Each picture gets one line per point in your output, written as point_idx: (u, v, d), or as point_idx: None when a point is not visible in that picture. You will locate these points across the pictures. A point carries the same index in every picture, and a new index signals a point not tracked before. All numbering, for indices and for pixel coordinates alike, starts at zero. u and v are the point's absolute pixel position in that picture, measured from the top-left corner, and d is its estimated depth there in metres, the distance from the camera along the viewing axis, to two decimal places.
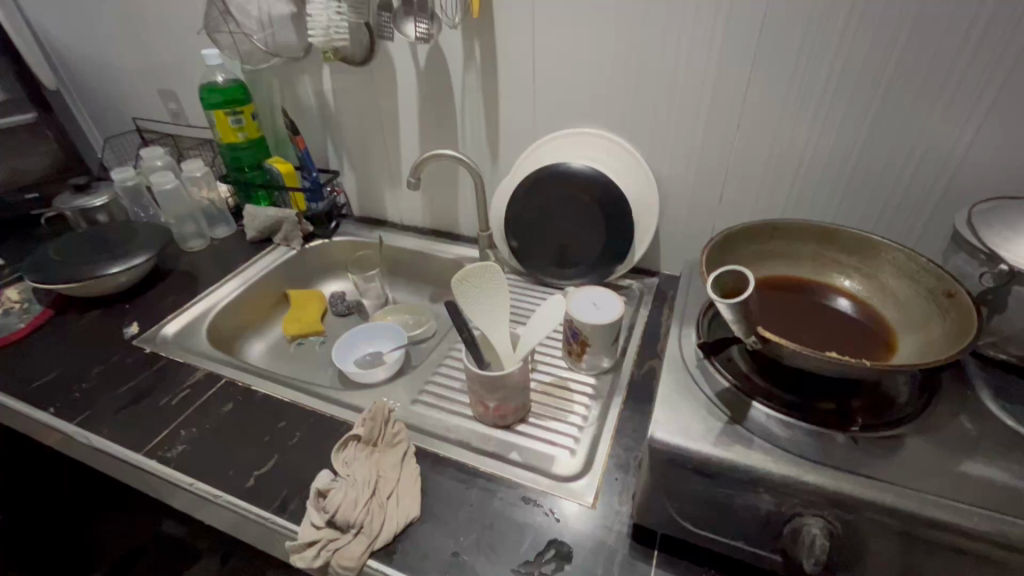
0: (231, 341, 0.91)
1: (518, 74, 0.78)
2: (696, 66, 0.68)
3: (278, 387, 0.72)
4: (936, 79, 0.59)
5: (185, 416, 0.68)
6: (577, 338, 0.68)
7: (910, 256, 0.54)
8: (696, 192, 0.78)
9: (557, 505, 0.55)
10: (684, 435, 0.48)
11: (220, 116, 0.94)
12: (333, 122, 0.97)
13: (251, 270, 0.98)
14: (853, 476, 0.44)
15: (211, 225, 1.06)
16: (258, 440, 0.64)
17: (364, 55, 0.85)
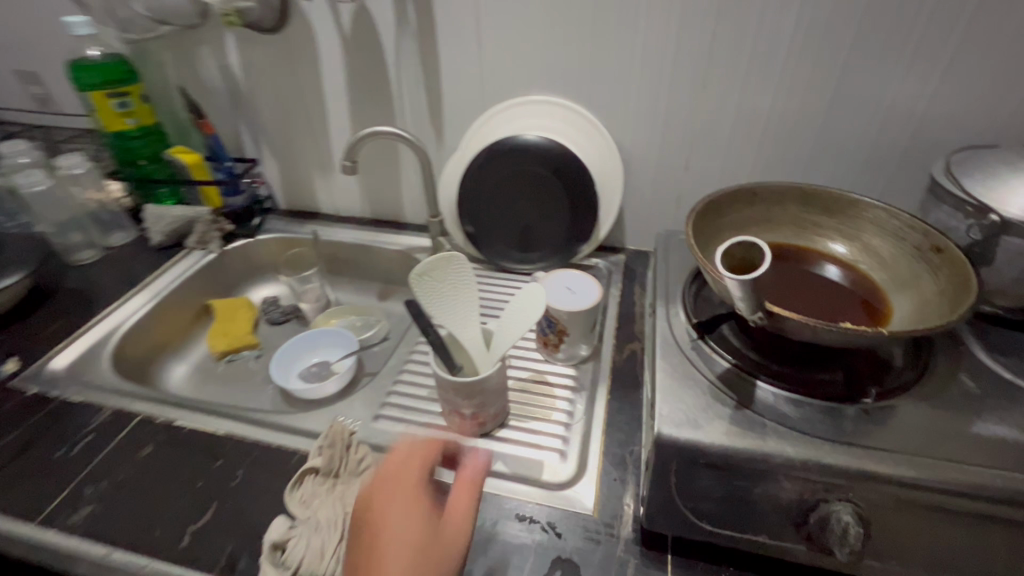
0: (143, 367, 0.77)
1: (460, 37, 0.69)
2: (657, 21, 0.63)
3: (208, 419, 0.60)
4: (902, 28, 0.57)
5: (91, 467, 0.56)
6: (554, 328, 0.62)
7: (891, 214, 0.53)
8: (660, 161, 0.73)
9: (556, 518, 0.49)
10: (692, 428, 0.43)
11: (100, 99, 0.78)
12: (244, 102, 0.83)
13: (161, 281, 0.83)
14: (874, 453, 0.41)
15: (104, 231, 0.89)
16: (190, 486, 0.53)
17: (275, 19, 0.72)
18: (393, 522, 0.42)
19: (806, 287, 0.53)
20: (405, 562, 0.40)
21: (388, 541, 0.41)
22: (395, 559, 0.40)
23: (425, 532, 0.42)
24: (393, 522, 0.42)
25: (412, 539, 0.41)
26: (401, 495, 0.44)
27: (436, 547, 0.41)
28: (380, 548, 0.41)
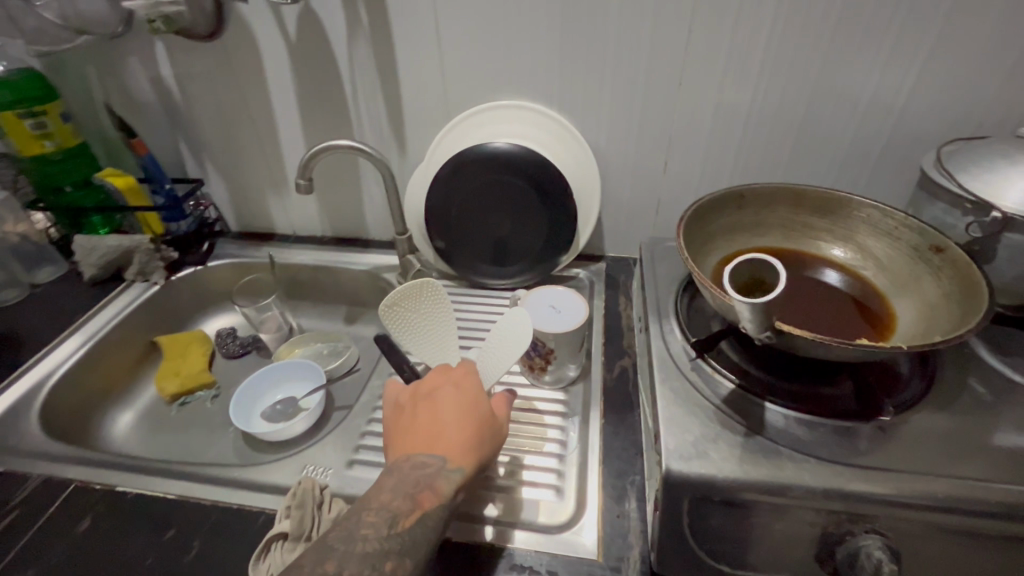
0: (82, 419, 0.68)
1: (418, 39, 0.64)
2: (629, 17, 0.59)
3: (156, 480, 0.53)
4: (881, 18, 0.55)
5: (15, 552, 0.48)
6: (539, 351, 0.58)
7: (886, 213, 0.50)
8: (638, 163, 0.70)
9: (557, 568, 0.45)
10: (702, 462, 0.40)
11: (11, 120, 0.69)
12: (182, 117, 0.75)
13: (98, 320, 0.74)
14: (897, 476, 0.38)
15: (28, 267, 0.80)
16: (136, 565, 0.46)
17: (210, 25, 0.65)
18: (460, 397, 0.46)
19: (803, 294, 0.50)
20: (473, 436, 0.44)
21: (455, 416, 0.45)
22: (461, 433, 0.44)
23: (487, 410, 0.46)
24: (457, 399, 0.46)
25: (478, 414, 0.45)
26: (461, 379, 0.47)
27: (495, 427, 0.46)
28: (442, 421, 0.45)
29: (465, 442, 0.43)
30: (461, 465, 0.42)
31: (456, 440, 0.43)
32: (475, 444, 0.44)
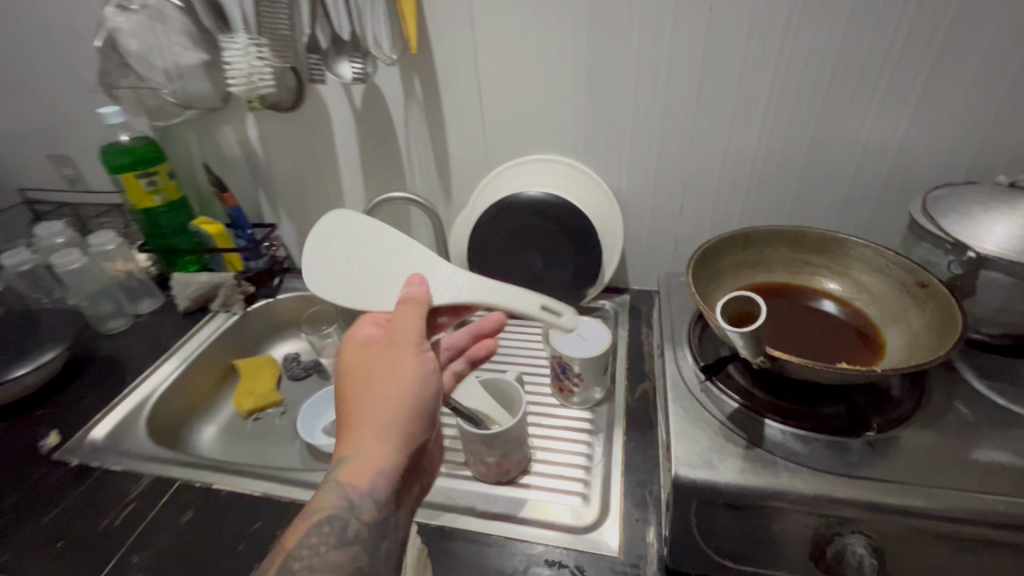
0: (175, 431, 0.80)
1: (463, 105, 0.75)
2: (645, 84, 0.68)
3: (245, 481, 0.63)
4: (868, 81, 0.62)
5: (135, 536, 0.58)
6: (568, 374, 0.65)
7: (877, 252, 0.56)
8: (657, 206, 0.78)
9: (585, 562, 0.51)
10: (708, 469, 0.46)
11: (131, 180, 0.83)
12: (263, 172, 0.89)
13: (188, 346, 0.87)
14: (881, 484, 0.43)
15: (132, 299, 0.94)
16: (231, 550, 0.56)
17: (292, 99, 0.78)
18: (346, 373, 0.45)
19: (801, 322, 0.56)
20: (361, 411, 0.42)
21: (345, 398, 0.44)
22: (352, 420, 0.42)
23: (373, 370, 0.43)
24: (344, 378, 0.44)
25: (361, 390, 0.43)
26: (349, 350, 0.46)
27: (389, 382, 0.42)
28: (343, 407, 0.44)
29: (353, 422, 0.42)
30: (346, 452, 0.41)
31: (349, 424, 0.43)
32: (364, 417, 0.42)
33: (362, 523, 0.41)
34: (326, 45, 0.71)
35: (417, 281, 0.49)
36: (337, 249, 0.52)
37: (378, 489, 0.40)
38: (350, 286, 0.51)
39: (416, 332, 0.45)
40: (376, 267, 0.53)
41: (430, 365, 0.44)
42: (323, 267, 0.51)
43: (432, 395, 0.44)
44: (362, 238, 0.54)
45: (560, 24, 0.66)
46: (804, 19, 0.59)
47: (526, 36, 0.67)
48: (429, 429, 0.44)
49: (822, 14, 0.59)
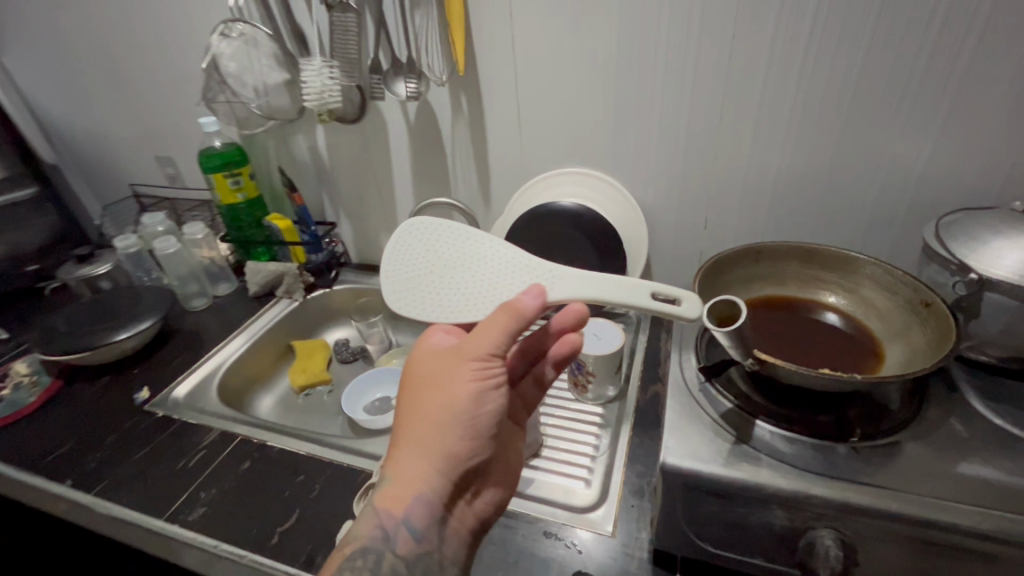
0: (240, 398, 0.92)
1: (504, 121, 0.83)
2: (670, 106, 0.73)
3: (293, 441, 0.73)
4: (889, 107, 0.64)
5: (203, 477, 0.68)
6: (582, 370, 0.71)
7: (886, 271, 0.58)
8: (681, 219, 0.82)
9: (579, 537, 0.56)
10: (695, 459, 0.50)
11: (220, 179, 0.97)
12: (328, 175, 1.01)
13: (256, 325, 0.99)
14: (859, 486, 0.46)
15: (213, 282, 1.08)
16: (278, 496, 0.65)
17: (356, 112, 0.89)
18: (402, 400, 0.51)
19: (806, 334, 0.59)
20: (405, 443, 0.48)
21: (398, 425, 0.50)
22: (397, 448, 0.49)
23: (419, 398, 0.49)
24: (400, 402, 0.51)
25: (407, 421, 0.49)
26: (408, 373, 0.52)
27: (427, 411, 0.48)
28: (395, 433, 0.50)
29: (399, 448, 0.49)
30: (388, 476, 0.48)
31: (397, 450, 0.49)
32: (406, 445, 0.48)
33: (395, 552, 0.46)
34: (386, 67, 0.82)
35: (534, 291, 0.49)
36: (412, 263, 0.55)
37: (408, 517, 0.46)
38: (435, 294, 0.54)
39: (466, 359, 0.48)
40: (454, 268, 0.55)
41: (473, 392, 0.47)
42: (404, 284, 0.55)
43: (470, 424, 0.48)
44: (433, 244, 0.56)
45: (592, 50, 0.72)
46: (823, 46, 0.62)
47: (562, 61, 0.74)
48: (470, 458, 0.48)
49: (843, 42, 0.61)
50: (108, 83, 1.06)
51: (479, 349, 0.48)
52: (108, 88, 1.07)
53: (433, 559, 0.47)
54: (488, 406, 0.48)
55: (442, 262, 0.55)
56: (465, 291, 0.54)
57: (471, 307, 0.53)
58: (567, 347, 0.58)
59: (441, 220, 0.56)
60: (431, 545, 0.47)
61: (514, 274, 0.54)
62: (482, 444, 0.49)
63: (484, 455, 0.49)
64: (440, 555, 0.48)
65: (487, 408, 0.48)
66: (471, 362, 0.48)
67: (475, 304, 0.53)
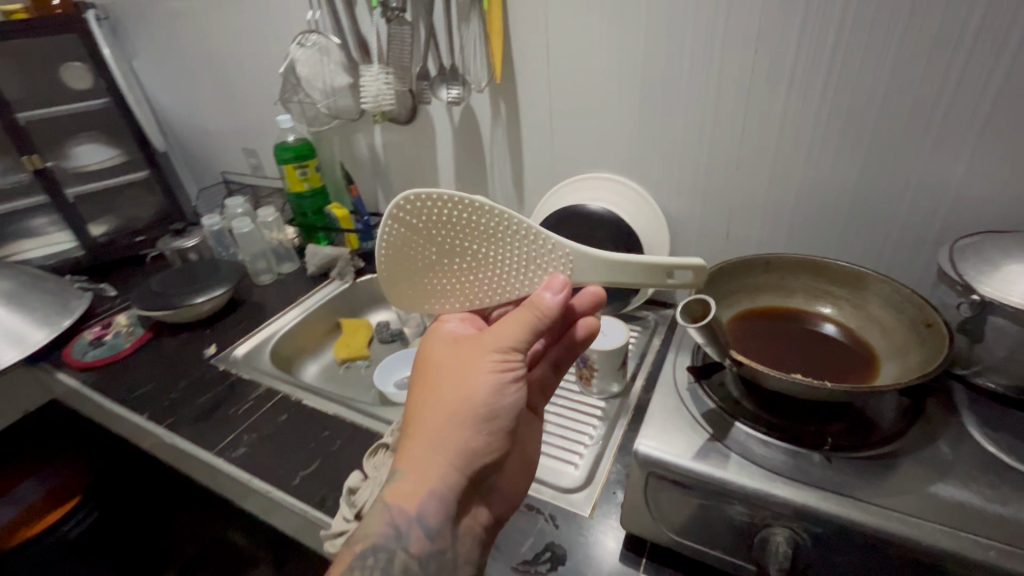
0: (290, 363, 1.03)
1: (538, 127, 0.88)
2: (694, 117, 0.75)
3: (324, 401, 0.82)
4: (918, 124, 0.62)
5: (248, 423, 0.79)
6: (586, 364, 0.74)
7: (895, 289, 0.57)
8: (704, 227, 0.83)
9: (557, 513, 0.61)
10: (664, 448, 0.52)
11: (290, 170, 1.10)
12: (382, 171, 1.11)
13: (310, 301, 1.11)
14: (821, 492, 0.47)
15: (279, 261, 1.22)
16: (306, 445, 0.74)
17: (408, 115, 0.98)
18: (414, 393, 0.52)
19: (804, 345, 0.59)
20: (420, 435, 0.49)
21: (411, 416, 0.51)
22: (411, 440, 0.49)
23: (433, 391, 0.50)
24: (413, 395, 0.52)
25: (424, 412, 0.49)
26: (422, 367, 0.53)
27: (443, 404, 0.49)
28: (407, 424, 0.51)
29: (411, 443, 0.49)
30: (400, 471, 0.48)
31: (408, 442, 0.49)
32: (420, 439, 0.49)
33: (408, 552, 0.47)
34: (434, 75, 0.90)
35: (555, 286, 0.50)
36: (411, 253, 0.51)
37: (423, 513, 0.47)
38: (445, 284, 0.53)
39: (485, 353, 0.50)
40: (459, 253, 0.51)
41: (491, 386, 0.49)
42: (409, 277, 0.52)
43: (485, 419, 0.49)
44: (431, 228, 0.50)
45: (618, 61, 0.76)
46: (847, 60, 0.62)
47: (591, 71, 0.79)
48: (484, 454, 0.49)
49: (867, 56, 0.61)
50: (210, 84, 1.24)
51: (498, 344, 0.50)
52: (210, 88, 1.25)
53: (447, 556, 0.48)
54: (504, 401, 0.50)
55: (445, 249, 0.51)
56: (476, 276, 0.52)
57: (484, 290, 0.53)
58: (586, 329, 0.63)
59: (431, 196, 0.48)
60: (445, 542, 0.48)
61: (526, 253, 0.52)
62: (496, 440, 0.50)
63: (497, 450, 0.51)
64: (453, 551, 0.49)
65: (503, 403, 0.50)
66: (490, 357, 0.50)
67: (489, 287, 0.53)
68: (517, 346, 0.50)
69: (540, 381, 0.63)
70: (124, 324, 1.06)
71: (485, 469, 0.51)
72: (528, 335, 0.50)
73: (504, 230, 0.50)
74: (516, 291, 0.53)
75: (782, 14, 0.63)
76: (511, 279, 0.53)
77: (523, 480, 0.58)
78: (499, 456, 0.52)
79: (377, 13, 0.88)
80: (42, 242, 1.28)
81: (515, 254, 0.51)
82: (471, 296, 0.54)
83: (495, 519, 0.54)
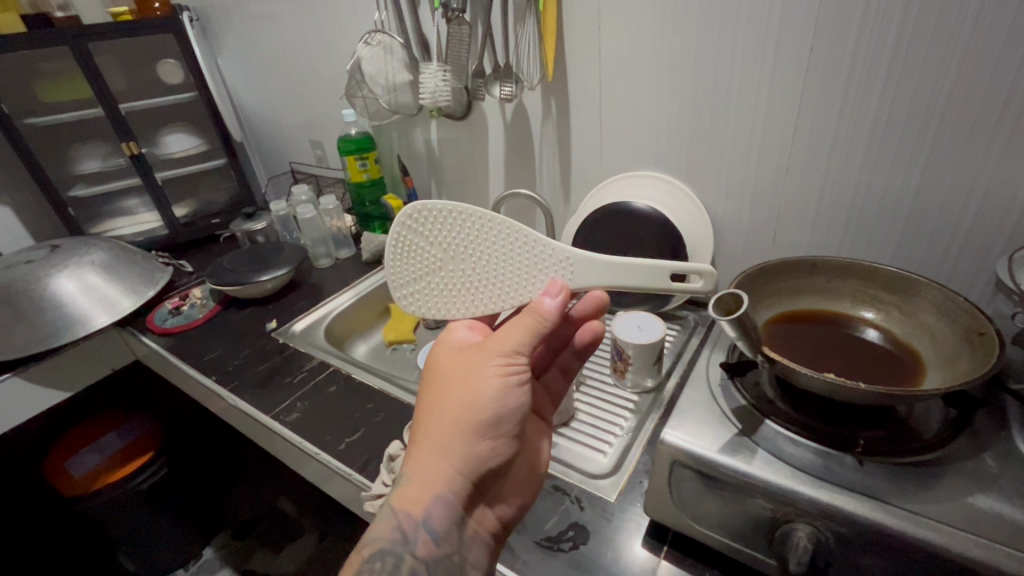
0: (342, 341, 1.11)
1: (586, 124, 0.90)
2: (744, 118, 0.74)
3: (370, 376, 0.88)
4: (984, 127, 0.59)
5: (301, 392, 0.86)
6: (621, 357, 0.76)
7: (946, 296, 0.55)
8: (751, 229, 0.83)
9: (583, 496, 0.63)
10: (689, 438, 0.53)
11: (351, 161, 1.18)
12: (436, 165, 1.16)
13: (363, 284, 1.18)
14: (848, 492, 0.46)
15: (337, 247, 1.30)
16: (352, 415, 0.80)
17: (463, 111, 1.02)
18: (423, 400, 0.55)
19: (843, 349, 0.58)
20: (426, 442, 0.52)
21: (417, 424, 0.54)
22: (417, 448, 0.53)
23: (439, 399, 0.54)
24: (421, 403, 0.55)
25: (429, 421, 0.53)
26: (431, 373, 0.57)
27: (448, 412, 0.52)
28: (415, 431, 0.54)
29: (418, 450, 0.53)
30: (407, 477, 0.52)
31: (414, 449, 0.53)
32: (426, 446, 0.52)
33: (415, 556, 0.50)
34: (489, 73, 0.94)
35: (554, 291, 0.54)
36: (420, 259, 0.56)
37: (428, 517, 0.50)
38: (450, 289, 0.57)
39: (489, 359, 0.54)
40: (462, 258, 0.56)
41: (494, 391, 0.52)
42: (416, 282, 0.57)
43: (488, 425, 0.53)
44: (437, 233, 0.56)
45: (669, 59, 0.77)
46: (906, 61, 0.61)
47: (643, 70, 0.80)
48: (487, 459, 0.53)
49: (929, 56, 0.59)
50: (284, 79, 1.34)
51: (500, 350, 0.54)
52: (284, 83, 1.35)
53: (453, 559, 0.52)
54: (506, 407, 0.53)
55: (449, 253, 0.56)
56: (479, 280, 0.57)
57: (488, 295, 0.57)
58: (590, 334, 0.67)
59: (439, 203, 0.55)
60: (450, 546, 0.51)
61: (522, 262, 0.57)
62: (499, 444, 0.54)
63: (499, 454, 0.54)
64: (459, 555, 0.52)
65: (506, 409, 0.53)
66: (493, 362, 0.53)
67: (491, 291, 0.57)
68: (520, 351, 0.54)
69: (549, 388, 0.69)
70: (199, 296, 1.17)
71: (489, 472, 0.54)
72: (530, 342, 0.54)
73: (501, 238, 0.57)
74: (518, 299, 0.58)
75: (840, 11, 0.62)
76: (510, 288, 0.57)
77: (532, 483, 0.60)
78: (502, 460, 0.55)
79: (438, 13, 0.93)
80: (132, 220, 1.44)
81: (513, 260, 0.57)
82: (475, 300, 0.57)
83: (502, 524, 0.57)
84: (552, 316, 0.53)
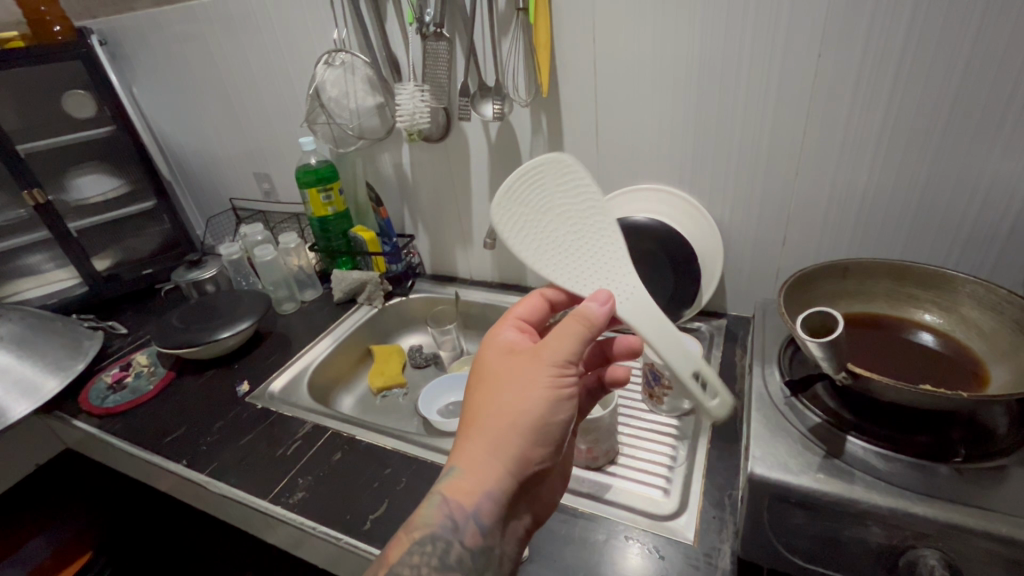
0: (326, 395, 0.98)
1: (581, 139, 0.86)
2: (751, 124, 0.74)
3: (378, 436, 0.78)
4: (991, 122, 0.61)
5: (300, 466, 0.74)
6: (659, 381, 0.73)
7: (989, 290, 0.56)
8: (759, 236, 0.82)
9: (659, 543, 0.57)
10: (784, 470, 0.50)
11: (314, 193, 1.07)
12: (409, 191, 1.08)
13: (340, 328, 1.07)
14: (965, 508, 0.44)
15: (301, 288, 1.18)
16: (369, 485, 0.70)
17: (441, 132, 0.96)
18: (478, 387, 0.48)
19: (897, 352, 0.58)
20: (482, 433, 0.45)
21: (471, 413, 0.47)
22: (471, 436, 0.45)
23: (499, 390, 0.46)
24: (468, 395, 0.48)
25: (488, 410, 0.46)
26: (486, 361, 0.50)
27: (512, 408, 0.45)
28: (467, 417, 0.47)
29: (466, 440, 0.46)
30: (459, 466, 0.45)
31: (466, 437, 0.46)
32: (477, 439, 0.45)
33: (463, 546, 0.44)
34: (473, 91, 0.88)
35: (601, 298, 0.48)
36: (534, 195, 0.50)
37: (480, 512, 0.44)
38: (534, 238, 0.50)
39: (544, 363, 0.47)
40: (568, 230, 0.51)
41: (558, 398, 0.46)
42: (516, 208, 0.50)
43: (543, 432, 0.46)
44: (564, 191, 0.51)
45: (674, 67, 0.74)
46: (915, 63, 0.62)
47: (642, 80, 0.77)
48: (543, 464, 0.47)
49: (936, 57, 0.61)
50: (220, 107, 1.19)
51: (558, 355, 0.47)
52: (219, 111, 1.20)
53: (495, 553, 0.45)
54: (561, 415, 0.46)
55: (563, 216, 0.51)
56: (562, 252, 0.51)
57: (556, 271, 0.51)
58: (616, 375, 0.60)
59: (596, 183, 0.51)
60: (496, 541, 0.45)
61: (608, 263, 0.52)
62: (555, 452, 0.48)
63: (551, 461, 0.48)
64: (500, 551, 0.46)
65: (561, 417, 0.46)
66: (550, 368, 0.47)
67: (563, 271, 0.51)
68: (574, 360, 0.47)
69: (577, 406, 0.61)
70: (144, 363, 1.00)
71: (536, 481, 0.47)
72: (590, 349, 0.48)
73: (604, 236, 0.52)
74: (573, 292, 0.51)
75: (850, 14, 0.62)
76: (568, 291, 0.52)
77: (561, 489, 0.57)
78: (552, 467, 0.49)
79: (412, 30, 0.86)
80: (41, 280, 1.22)
81: (600, 257, 0.52)
82: (542, 261, 0.50)
83: (533, 520, 0.52)
84: (599, 322, 0.47)
